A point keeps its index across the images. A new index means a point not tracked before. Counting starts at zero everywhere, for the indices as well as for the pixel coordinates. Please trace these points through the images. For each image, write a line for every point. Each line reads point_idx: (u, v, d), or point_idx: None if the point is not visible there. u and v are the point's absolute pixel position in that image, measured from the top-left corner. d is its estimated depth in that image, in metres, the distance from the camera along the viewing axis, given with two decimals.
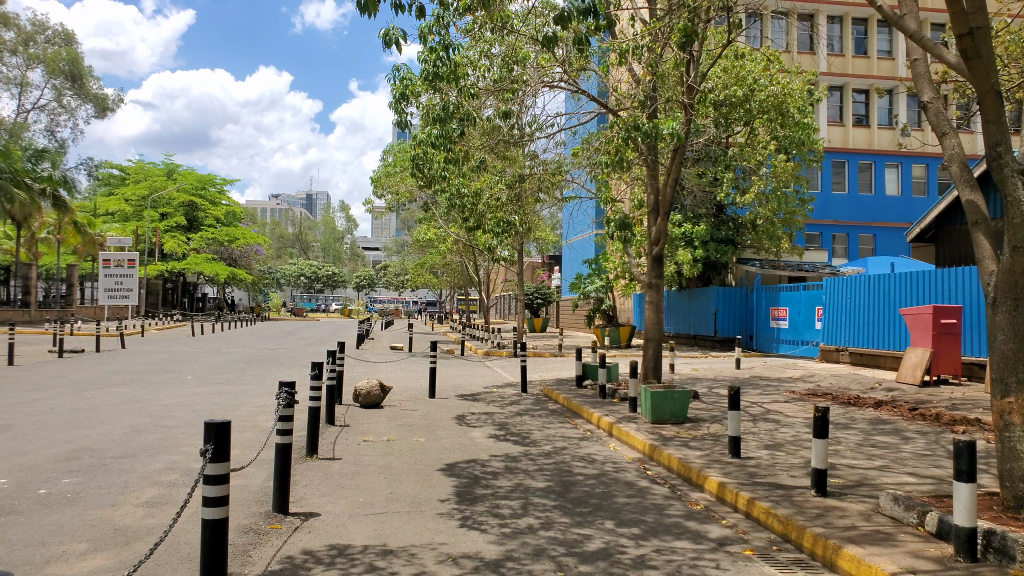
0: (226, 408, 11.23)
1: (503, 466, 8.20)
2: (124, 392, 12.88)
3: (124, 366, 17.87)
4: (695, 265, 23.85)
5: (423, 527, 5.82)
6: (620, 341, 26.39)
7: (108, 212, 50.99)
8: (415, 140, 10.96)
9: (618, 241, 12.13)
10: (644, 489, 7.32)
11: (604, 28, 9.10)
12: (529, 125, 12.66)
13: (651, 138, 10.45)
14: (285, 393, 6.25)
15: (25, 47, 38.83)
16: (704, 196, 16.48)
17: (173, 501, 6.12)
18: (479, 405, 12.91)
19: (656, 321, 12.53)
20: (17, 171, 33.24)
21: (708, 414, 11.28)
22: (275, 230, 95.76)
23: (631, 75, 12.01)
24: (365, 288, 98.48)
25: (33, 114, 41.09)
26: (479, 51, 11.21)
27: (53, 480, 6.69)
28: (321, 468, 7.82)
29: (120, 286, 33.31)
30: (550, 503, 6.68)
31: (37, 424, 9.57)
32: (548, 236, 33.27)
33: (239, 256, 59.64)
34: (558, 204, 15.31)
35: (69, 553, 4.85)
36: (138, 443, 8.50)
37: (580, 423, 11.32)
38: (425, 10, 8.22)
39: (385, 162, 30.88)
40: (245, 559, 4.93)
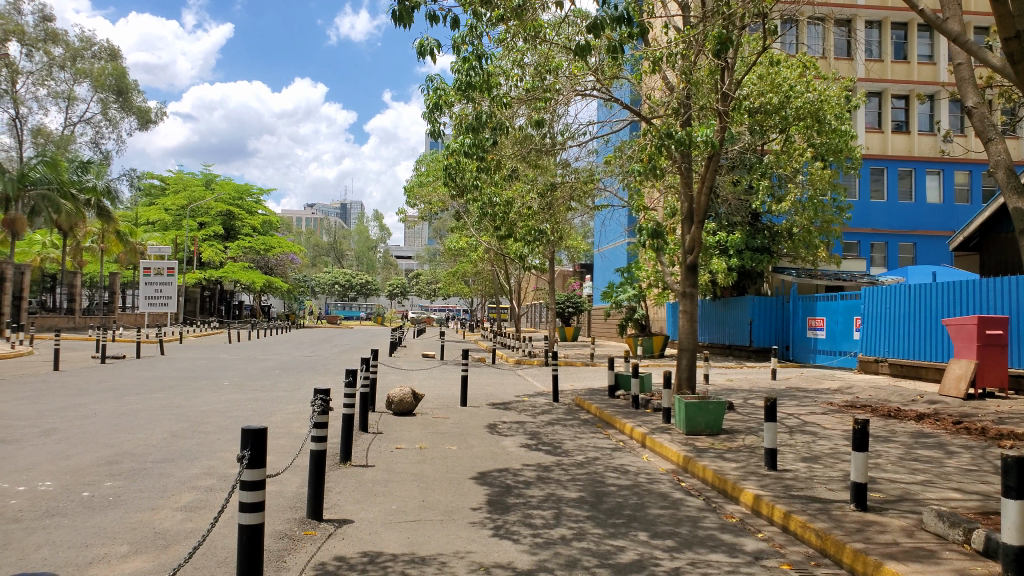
0: (262, 414, 11.36)
1: (535, 475, 8.16)
2: (164, 398, 13.12)
3: (163, 372, 18.18)
4: (729, 274, 23.61)
5: (455, 535, 5.81)
6: (653, 351, 26.16)
7: (149, 221, 52.06)
8: (448, 149, 11.02)
9: (651, 250, 12.05)
10: (678, 501, 7.22)
11: (638, 36, 9.09)
12: (561, 134, 12.66)
13: (684, 146, 10.40)
14: (319, 400, 6.29)
15: (73, 62, 39.72)
16: (738, 204, 16.31)
17: (211, 506, 6.20)
18: (511, 414, 12.87)
19: (690, 330, 12.39)
20: (64, 183, 34.11)
21: (744, 425, 11.11)
22: (310, 238, 97.07)
23: (665, 82, 11.93)
24: (397, 296, 99.18)
25: (79, 126, 42.23)
26: (513, 60, 11.26)
27: (96, 483, 6.81)
28: (354, 475, 7.86)
29: (160, 294, 33.93)
30: (582, 514, 6.62)
31: (81, 428, 9.79)
32: (581, 244, 33.15)
33: (275, 265, 60.48)
34: (590, 212, 15.26)
35: (111, 555, 4.93)
36: (177, 448, 8.63)
37: (613, 433, 11.23)
38: (459, 20, 8.27)
39: (418, 172, 31.13)
40: (280, 564, 4.97)
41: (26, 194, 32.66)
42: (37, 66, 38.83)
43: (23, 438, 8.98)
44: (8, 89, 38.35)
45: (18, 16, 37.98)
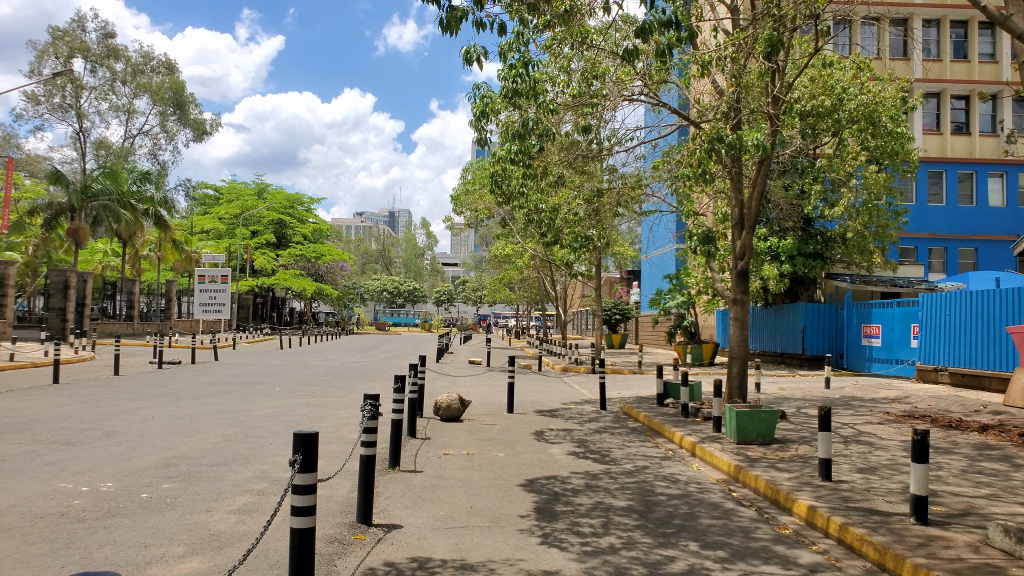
0: (313, 419, 11.52)
1: (584, 483, 8.10)
2: (218, 402, 13.43)
3: (218, 377, 18.58)
4: (781, 280, 23.21)
5: (503, 542, 5.80)
6: (702, 358, 25.77)
7: (204, 230, 53.43)
8: (495, 157, 11.05)
9: (701, 256, 11.89)
10: (729, 512, 7.09)
11: (687, 40, 9.03)
12: (608, 139, 12.62)
13: (735, 150, 10.26)
14: (369, 405, 6.34)
15: (134, 77, 41.19)
16: (790, 208, 16.02)
17: (263, 509, 6.30)
18: (557, 421, 12.80)
19: (741, 338, 12.18)
20: (123, 193, 35.25)
21: (797, 435, 10.86)
22: (359, 245, 98.59)
23: (714, 86, 11.77)
24: (444, 302, 99.88)
25: (138, 138, 43.62)
26: (559, 66, 11.28)
27: (154, 485, 7.00)
28: (403, 480, 7.91)
29: (214, 300, 34.68)
30: (631, 522, 6.55)
31: (140, 432, 10.07)
32: (628, 250, 32.86)
33: (325, 272, 61.46)
34: (638, 218, 15.13)
35: (169, 555, 5.04)
36: (231, 452, 8.80)
37: (662, 442, 11.10)
38: (505, 26, 8.27)
39: (463, 180, 31.34)
40: (330, 567, 5.04)
41: (88, 204, 33.83)
42: (100, 82, 40.33)
43: (86, 440, 9.27)
44: (72, 103, 39.81)
45: (82, 33, 39.45)
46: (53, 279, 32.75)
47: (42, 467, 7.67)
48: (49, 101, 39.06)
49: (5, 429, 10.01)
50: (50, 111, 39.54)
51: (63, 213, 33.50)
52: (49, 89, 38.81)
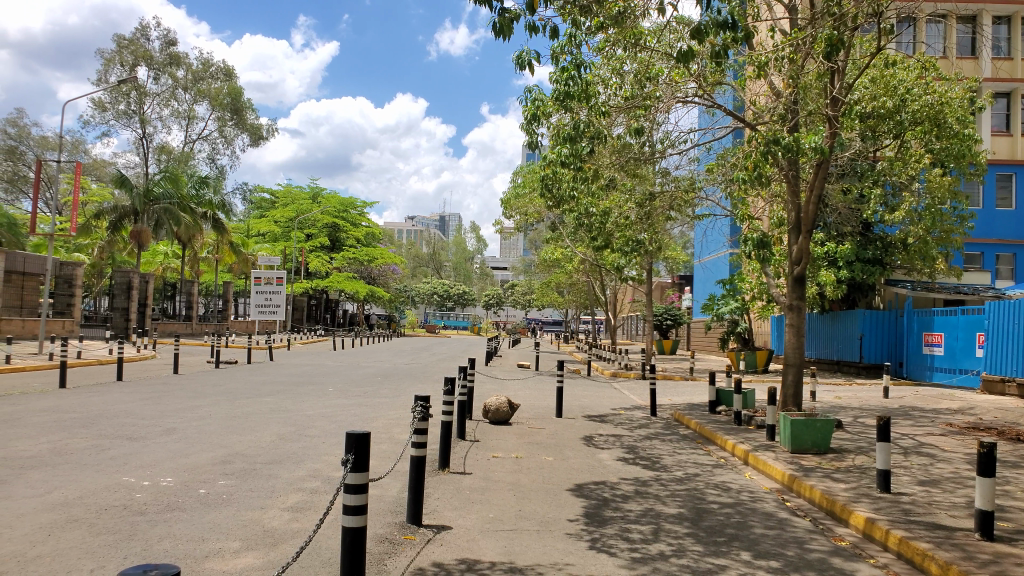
0: (364, 420, 11.66)
1: (633, 489, 8.01)
2: (273, 401, 13.72)
3: (273, 377, 18.92)
4: (838, 286, 22.70)
5: (552, 546, 5.77)
6: (756, 365, 25.33)
7: (260, 233, 54.74)
8: (546, 161, 11.02)
9: (755, 260, 11.69)
10: (784, 521, 6.92)
11: (743, 41, 8.86)
12: (660, 142, 12.52)
13: (792, 152, 10.06)
14: (419, 407, 6.39)
15: (195, 84, 42.44)
16: (848, 213, 15.65)
17: (316, 507, 6.38)
18: (607, 427, 12.71)
19: (797, 345, 11.90)
20: (183, 197, 36.32)
21: (854, 445, 10.56)
22: (410, 249, 99.65)
23: (770, 88, 11.52)
24: (493, 306, 100.19)
25: (198, 143, 44.84)
26: (611, 69, 11.26)
27: (211, 481, 7.17)
28: (452, 482, 7.94)
29: (270, 302, 35.45)
30: (682, 530, 6.45)
31: (198, 429, 10.34)
32: (680, 255, 32.43)
33: (377, 275, 62.30)
34: (691, 222, 14.92)
35: (225, 550, 5.16)
36: (285, 450, 8.97)
37: (713, 450, 10.90)
38: (558, 30, 8.22)
39: (513, 184, 31.40)
40: (380, 567, 5.08)
41: (150, 208, 34.98)
42: (162, 88, 41.70)
43: (147, 436, 9.56)
44: (136, 110, 41.16)
45: (146, 41, 40.78)
46: (118, 280, 33.94)
47: (107, 460, 7.94)
48: (115, 107, 40.49)
49: (73, 423, 10.39)
50: (116, 118, 40.98)
51: (127, 215, 34.64)
52: (115, 96, 40.23)
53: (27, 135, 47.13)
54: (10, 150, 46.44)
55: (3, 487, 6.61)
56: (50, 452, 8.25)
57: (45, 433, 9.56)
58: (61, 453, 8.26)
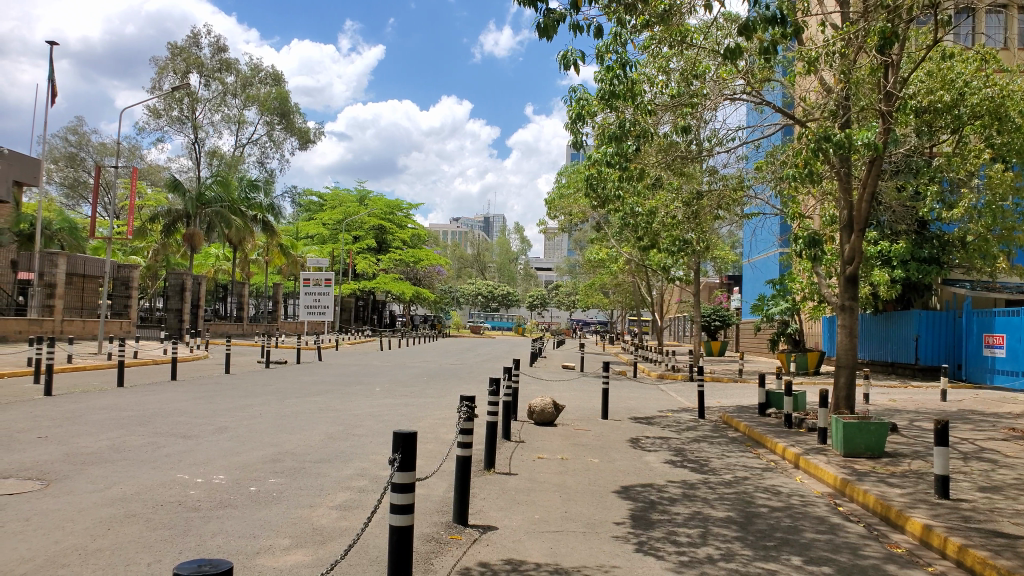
0: (411, 420, 11.74)
1: (680, 492, 7.90)
2: (321, 401, 13.91)
3: (322, 377, 19.19)
4: (893, 286, 22.18)
5: (598, 549, 5.73)
6: (807, 367, 24.83)
7: (309, 235, 55.64)
8: (591, 160, 10.96)
9: (806, 259, 11.45)
10: (836, 526, 6.75)
11: (793, 35, 8.62)
12: (708, 140, 12.33)
13: (843, 149, 9.83)
14: (465, 407, 6.41)
15: (244, 89, 43.30)
16: (904, 210, 15.24)
17: (364, 505, 6.46)
18: (654, 429, 12.57)
19: (850, 346, 11.62)
20: (234, 201, 37.11)
21: (911, 449, 10.25)
22: (455, 251, 100.23)
23: (821, 83, 11.27)
24: (537, 307, 100.20)
25: (248, 147, 45.76)
26: (657, 66, 11.14)
27: (262, 479, 7.31)
28: (498, 482, 7.95)
29: (319, 303, 35.99)
30: (730, 534, 6.34)
31: (249, 428, 10.54)
32: (728, 254, 31.93)
33: (423, 276, 62.88)
34: (740, 222, 14.66)
35: (275, 547, 5.23)
36: (333, 449, 9.10)
37: (763, 453, 10.69)
38: (603, 29, 8.15)
39: (557, 184, 31.30)
40: (427, 566, 5.09)
41: (203, 211, 35.83)
42: (213, 94, 42.69)
43: (201, 434, 9.78)
44: (189, 116, 42.24)
45: (196, 49, 41.78)
46: (171, 282, 34.91)
47: (163, 457, 8.15)
48: (169, 114, 41.63)
49: (130, 421, 10.69)
50: (170, 124, 42.11)
51: (180, 219, 35.55)
52: (169, 102, 41.34)
53: (87, 142, 48.80)
54: (71, 156, 48.13)
55: (66, 482, 6.84)
56: (109, 449, 8.51)
57: (104, 430, 9.87)
58: (119, 450, 8.51)
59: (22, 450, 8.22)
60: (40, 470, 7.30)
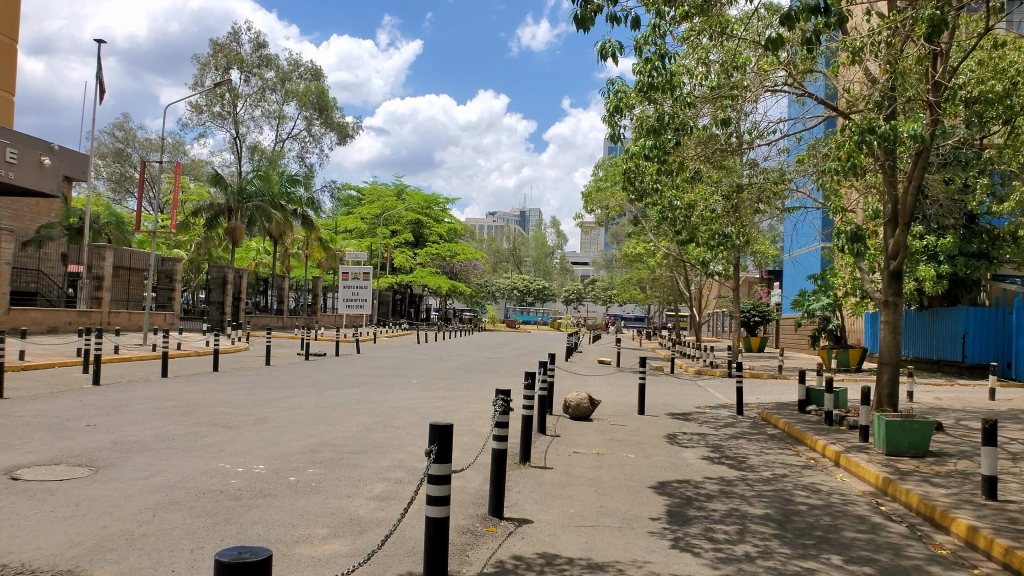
0: (447, 412, 11.80)
1: (718, 489, 7.83)
2: (359, 394, 14.06)
3: (360, 370, 19.41)
4: (939, 281, 21.69)
5: (634, 544, 5.70)
6: (848, 364, 24.39)
7: (347, 229, 56.24)
8: (628, 153, 10.86)
9: (848, 254, 11.22)
10: (877, 526, 6.62)
11: (837, 25, 8.41)
12: (748, 132, 12.14)
13: (889, 141, 9.59)
14: (501, 400, 6.42)
15: (283, 85, 43.84)
16: (950, 204, 14.89)
17: (400, 497, 6.51)
18: (691, 425, 12.47)
19: (893, 343, 11.37)
20: (274, 195, 37.68)
21: (957, 449, 10.01)
22: (491, 245, 100.61)
23: (866, 74, 11.03)
24: (573, 301, 99.99)
25: (288, 142, 46.40)
26: (697, 58, 10.99)
27: (301, 469, 7.41)
28: (533, 476, 7.96)
29: (357, 296, 36.30)
30: (768, 531, 6.26)
31: (288, 419, 10.70)
32: (768, 249, 31.47)
33: (459, 270, 63.23)
34: (781, 215, 14.42)
35: (314, 536, 5.31)
36: (370, 441, 9.20)
37: (802, 450, 10.54)
38: (641, 20, 8.06)
39: (594, 177, 31.18)
40: (463, 558, 5.12)
41: (244, 205, 36.40)
42: (253, 90, 43.34)
43: (242, 425, 9.96)
44: (230, 112, 42.96)
45: (237, 45, 42.44)
46: (213, 275, 35.62)
47: (205, 447, 8.32)
48: (210, 110, 42.39)
49: (174, 411, 10.94)
50: (212, 119, 42.87)
51: (221, 213, 36.15)
52: (211, 98, 42.10)
53: (133, 138, 49.96)
54: (117, 152, 49.35)
55: (113, 469, 7.02)
56: (153, 437, 8.72)
57: (149, 419, 10.11)
58: (163, 438, 8.72)
59: (70, 438, 8.45)
60: (88, 457, 7.51)
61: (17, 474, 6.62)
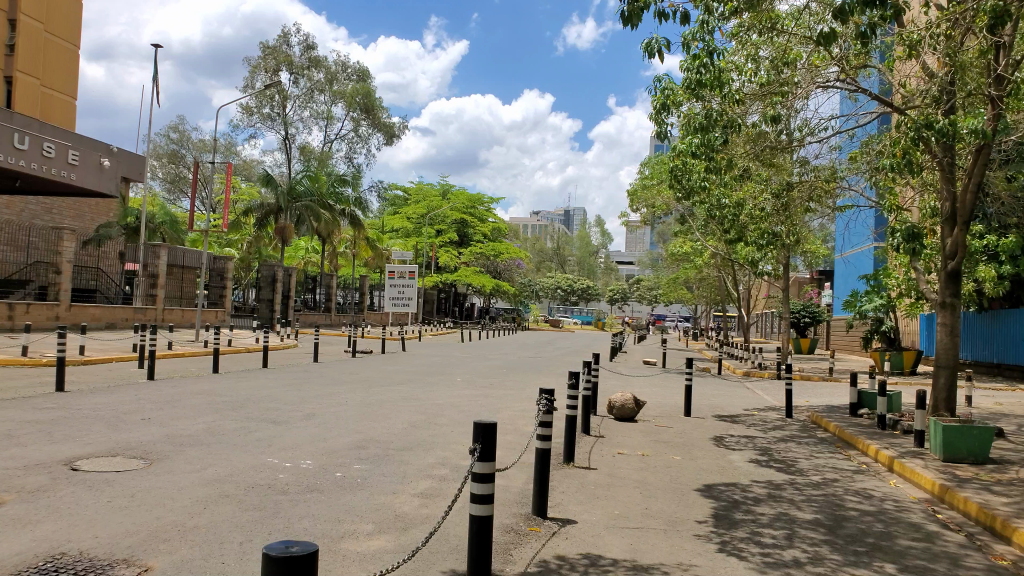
0: (491, 410, 11.82)
1: (766, 493, 7.67)
2: (405, 391, 14.19)
3: (406, 367, 19.58)
4: (1001, 282, 20.97)
5: (679, 547, 5.62)
6: (903, 366, 23.77)
7: (393, 229, 56.82)
8: (675, 151, 10.72)
9: (904, 254, 10.89)
10: (933, 534, 6.41)
11: (893, 18, 8.13)
12: (799, 130, 11.90)
13: (947, 137, 9.31)
14: (545, 400, 6.38)
15: (331, 85, 44.42)
16: (1013, 203, 14.35)
17: (445, 494, 6.53)
18: (738, 427, 12.26)
19: (951, 346, 11.01)
20: (323, 195, 38.28)
21: (1018, 456, 9.64)
22: (535, 244, 100.74)
23: (923, 68, 10.70)
24: (618, 301, 99.34)
25: (336, 142, 47.10)
26: (746, 54, 10.82)
27: (347, 465, 7.50)
28: (577, 476, 7.91)
29: (403, 295, 36.63)
30: (818, 537, 6.11)
31: (335, 415, 10.85)
32: (819, 248, 30.80)
33: (503, 269, 63.39)
34: (832, 215, 14.08)
35: (359, 531, 5.36)
36: (415, 438, 9.27)
37: (854, 454, 10.27)
38: (689, 15, 7.96)
39: (640, 176, 30.91)
40: (507, 556, 5.12)
41: (293, 205, 37.02)
42: (301, 91, 44.07)
43: (290, 420, 10.13)
44: (280, 113, 43.76)
45: (287, 47, 43.22)
46: (263, 274, 36.32)
47: (254, 442, 8.48)
48: (261, 111, 43.20)
49: (225, 406, 11.18)
50: (261, 121, 43.75)
51: (271, 212, 36.74)
52: (261, 100, 42.96)
53: (187, 139, 51.27)
54: (172, 153, 50.74)
55: (167, 462, 7.19)
56: (205, 432, 8.91)
57: (201, 413, 10.35)
58: (214, 433, 8.90)
59: (127, 430, 8.69)
60: (143, 450, 7.71)
61: (76, 465, 6.82)
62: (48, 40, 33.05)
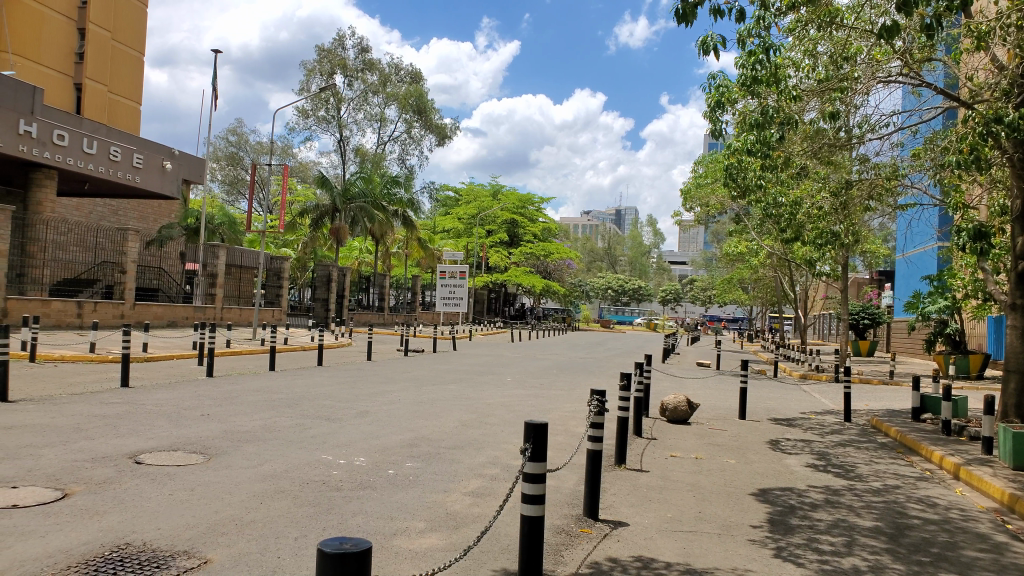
0: (541, 411, 11.80)
1: (823, 498, 7.48)
2: (456, 390, 14.26)
3: (457, 367, 19.73)
4: None
5: (734, 551, 5.51)
6: (969, 370, 22.89)
7: (445, 229, 57.26)
8: (730, 149, 10.53)
9: (971, 253, 10.46)
10: (1002, 546, 6.15)
11: (958, 9, 7.84)
12: (858, 126, 11.55)
13: (1016, 132, 8.94)
14: (596, 400, 6.32)
15: (384, 87, 44.97)
16: None
17: (496, 493, 6.54)
18: (794, 431, 11.98)
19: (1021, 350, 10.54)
20: (376, 196, 38.80)
21: None
22: (586, 244, 100.38)
23: (992, 61, 10.27)
24: (671, 301, 98.25)
25: (389, 144, 47.72)
26: (804, 50, 10.57)
27: (400, 463, 7.58)
28: (628, 478, 7.84)
29: (454, 295, 36.84)
30: (879, 545, 5.92)
31: (388, 413, 10.97)
32: (879, 248, 29.93)
33: (553, 270, 63.30)
34: (894, 214, 13.65)
35: (411, 529, 5.39)
36: (466, 436, 9.32)
37: (918, 461, 9.93)
38: (744, 13, 7.83)
39: (694, 174, 30.49)
40: (558, 558, 5.09)
41: (349, 206, 37.56)
42: (356, 93, 44.74)
43: (344, 417, 10.29)
44: (334, 115, 44.53)
45: (342, 50, 43.93)
46: (318, 274, 37.00)
47: (308, 438, 8.63)
48: (316, 114, 44.02)
49: (281, 403, 11.41)
50: (317, 123, 44.61)
51: (326, 213, 37.37)
52: (316, 103, 43.75)
53: (245, 142, 52.58)
54: (231, 156, 52.09)
55: (225, 457, 7.36)
56: (262, 428, 9.11)
57: (258, 410, 10.59)
58: (271, 429, 9.11)
59: (188, 425, 8.95)
60: (203, 445, 7.91)
61: (140, 458, 7.04)
62: (116, 48, 34.30)
